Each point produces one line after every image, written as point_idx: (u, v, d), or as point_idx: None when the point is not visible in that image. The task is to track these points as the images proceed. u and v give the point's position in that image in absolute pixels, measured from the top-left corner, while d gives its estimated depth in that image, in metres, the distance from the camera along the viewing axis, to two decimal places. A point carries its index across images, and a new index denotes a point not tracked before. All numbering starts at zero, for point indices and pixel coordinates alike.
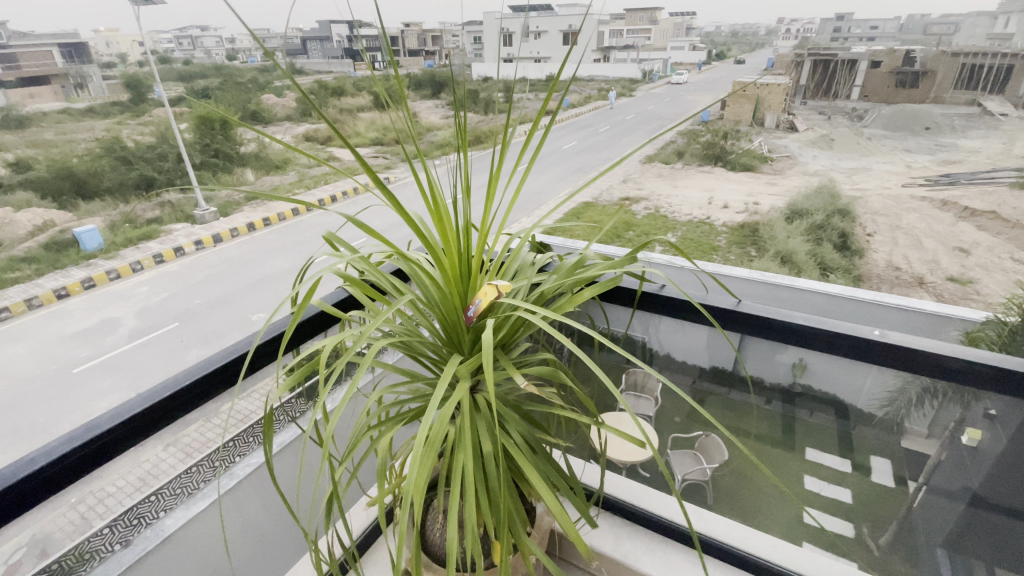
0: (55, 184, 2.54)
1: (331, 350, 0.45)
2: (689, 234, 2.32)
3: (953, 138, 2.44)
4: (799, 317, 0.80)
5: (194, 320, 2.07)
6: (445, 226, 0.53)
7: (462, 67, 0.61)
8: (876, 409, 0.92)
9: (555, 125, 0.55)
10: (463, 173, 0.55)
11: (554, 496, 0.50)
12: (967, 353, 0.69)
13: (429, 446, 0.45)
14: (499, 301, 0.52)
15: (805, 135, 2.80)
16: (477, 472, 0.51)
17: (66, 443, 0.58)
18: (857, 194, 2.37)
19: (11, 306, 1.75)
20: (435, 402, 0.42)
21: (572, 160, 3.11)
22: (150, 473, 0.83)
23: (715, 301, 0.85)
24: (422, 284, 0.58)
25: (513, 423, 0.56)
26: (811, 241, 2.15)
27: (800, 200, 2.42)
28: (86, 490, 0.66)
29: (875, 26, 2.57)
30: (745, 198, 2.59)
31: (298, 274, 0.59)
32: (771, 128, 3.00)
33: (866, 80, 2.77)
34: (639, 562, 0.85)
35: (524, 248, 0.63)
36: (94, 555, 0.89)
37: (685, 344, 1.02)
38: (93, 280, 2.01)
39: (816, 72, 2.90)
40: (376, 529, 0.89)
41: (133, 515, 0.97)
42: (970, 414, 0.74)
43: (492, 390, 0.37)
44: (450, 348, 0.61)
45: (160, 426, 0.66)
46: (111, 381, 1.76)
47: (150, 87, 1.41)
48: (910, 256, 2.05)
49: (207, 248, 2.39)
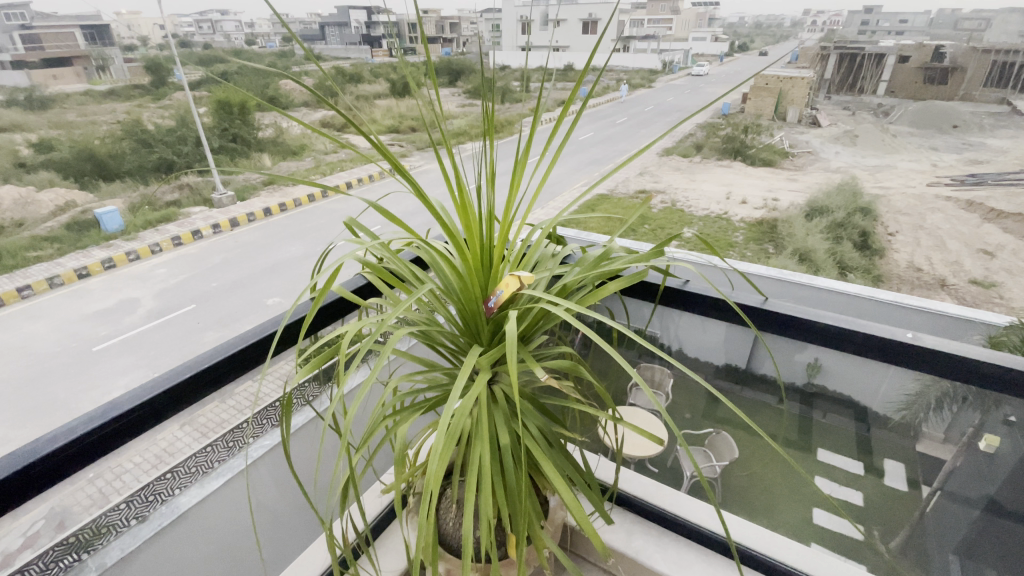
0: (78, 165, 2.41)
1: (351, 336, 0.45)
2: (705, 229, 2.32)
3: (982, 137, 2.31)
4: (825, 316, 0.78)
5: (210, 302, 2.11)
6: (468, 214, 0.53)
7: (484, 54, 0.62)
8: (894, 411, 0.91)
9: (582, 114, 0.54)
10: (486, 161, 0.55)
11: (570, 490, 0.50)
12: (993, 357, 0.67)
13: (447, 436, 0.46)
14: (521, 293, 0.52)
15: (829, 131, 2.67)
16: (494, 463, 0.51)
17: (84, 424, 0.59)
18: (879, 193, 2.29)
19: (34, 284, 1.75)
20: (457, 392, 0.42)
21: (588, 152, 3.04)
22: (167, 449, 0.85)
23: (741, 299, 0.84)
24: (443, 273, 0.58)
25: (530, 416, 0.56)
26: (830, 239, 2.11)
27: (820, 196, 2.35)
28: (104, 467, 0.68)
29: (906, 19, 2.42)
30: (763, 194, 2.53)
31: (319, 259, 0.59)
32: (794, 124, 2.82)
33: (894, 76, 2.59)
34: (652, 559, 0.85)
35: (545, 241, 0.62)
36: (111, 528, 0.93)
37: (702, 340, 1.01)
38: (114, 260, 1.96)
39: (842, 67, 2.69)
40: (389, 515, 0.91)
41: (150, 491, 0.98)
42: (989, 420, 0.73)
43: (514, 384, 0.37)
44: (469, 338, 0.61)
45: (181, 405, 0.68)
46: (129, 360, 1.76)
47: (172, 69, 1.39)
48: (932, 257, 1.99)
49: (224, 232, 2.41)
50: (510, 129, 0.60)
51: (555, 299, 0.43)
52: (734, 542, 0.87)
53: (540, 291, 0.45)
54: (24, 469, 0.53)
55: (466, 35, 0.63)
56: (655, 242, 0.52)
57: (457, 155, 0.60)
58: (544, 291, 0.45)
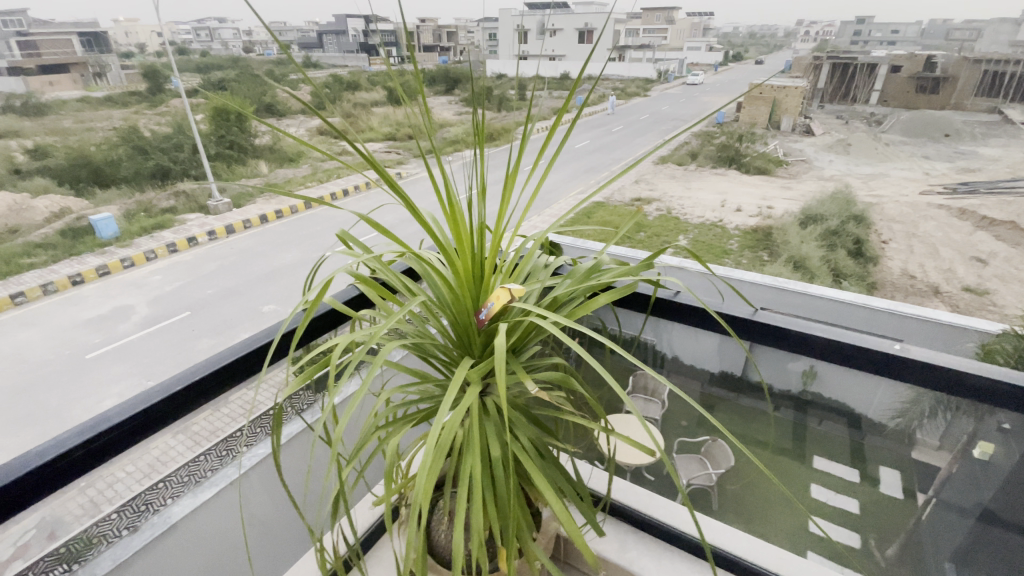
0: (74, 172, 2.23)
1: (342, 348, 0.45)
2: (700, 236, 2.32)
3: (973, 146, 2.29)
4: (814, 328, 0.80)
5: (206, 309, 2.01)
6: (458, 225, 0.54)
7: (478, 63, 0.65)
8: (888, 419, 0.91)
9: (573, 124, 0.57)
10: (478, 173, 0.56)
11: (562, 502, 0.51)
12: (984, 370, 0.69)
13: (438, 448, 0.46)
14: (513, 305, 0.53)
15: (822, 139, 2.66)
16: (486, 475, 0.52)
17: (73, 437, 0.59)
18: (873, 201, 2.28)
19: (27, 291, 1.75)
20: (446, 404, 0.42)
21: (584, 160, 3.03)
22: (160, 458, 0.85)
23: (728, 309, 0.86)
24: (434, 284, 0.58)
25: (522, 427, 0.56)
26: (824, 247, 2.12)
27: (813, 204, 2.35)
28: (96, 475, 0.67)
29: (898, 30, 2.28)
30: (758, 201, 2.51)
31: (311, 269, 0.60)
32: (786, 132, 2.80)
33: (885, 85, 2.58)
34: (644, 568, 0.86)
35: (538, 250, 0.64)
36: (102, 539, 0.93)
37: (696, 347, 1.02)
38: (108, 267, 1.94)
39: (834, 77, 2.65)
40: (379, 527, 0.91)
41: (140, 502, 0.98)
42: (983, 427, 0.74)
43: (502, 397, 0.37)
44: (461, 350, 0.61)
45: (170, 417, 0.68)
46: (122, 368, 1.68)
47: (168, 78, 1.37)
48: (925, 264, 2.00)
49: (220, 239, 2.28)
50: (503, 136, 0.67)
51: (544, 313, 0.44)
52: (705, 540, 0.88)
53: (531, 304, 0.45)
54: (11, 484, 0.53)
55: (462, 44, 0.67)
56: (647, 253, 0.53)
57: (448, 165, 0.62)
58: (536, 303, 0.46)
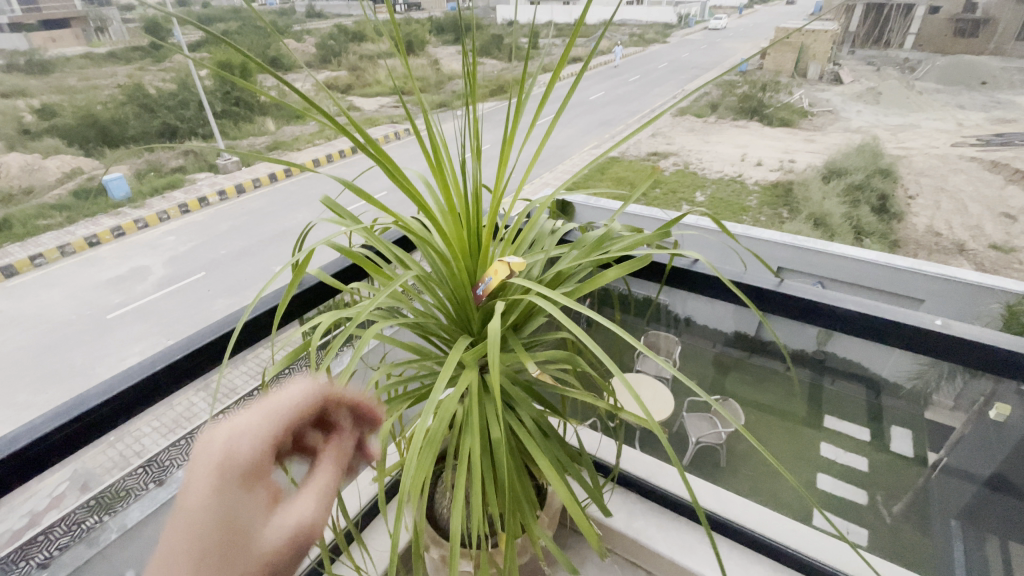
0: (83, 131, 1.60)
1: (329, 328, 0.49)
2: (719, 193, 2.24)
3: (1012, 95, 2.09)
4: (845, 300, 0.78)
5: (222, 269, 2.04)
6: (444, 179, 0.56)
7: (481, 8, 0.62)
8: (904, 380, 0.90)
9: (577, 73, 0.56)
10: (471, 135, 0.61)
11: (559, 480, 0.53)
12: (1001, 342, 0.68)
13: (437, 424, 0.50)
14: (510, 280, 0.55)
15: (851, 88, 2.30)
16: (484, 451, 0.56)
17: (55, 418, 0.58)
18: (901, 153, 2.09)
19: (46, 252, 1.59)
20: (442, 383, 0.46)
21: (599, 113, 2.84)
22: (182, 416, 0.88)
23: (755, 280, 0.84)
24: (431, 257, 0.62)
25: (523, 408, 0.60)
26: (847, 203, 2.03)
27: (839, 158, 2.16)
28: (120, 432, 0.69)
29: None
30: (780, 154, 2.31)
31: (297, 239, 0.67)
32: (813, 81, 2.39)
33: (923, 27, 2.16)
34: (652, 539, 0.90)
35: (542, 216, 0.65)
36: (129, 493, 0.98)
37: (712, 313, 1.02)
38: (121, 228, 1.76)
39: (867, 18, 2.21)
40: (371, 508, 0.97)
41: (161, 460, 1.01)
42: (1001, 388, 0.72)
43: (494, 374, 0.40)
44: (459, 328, 0.66)
45: (184, 379, 0.69)
46: (142, 328, 1.71)
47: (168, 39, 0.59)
48: (952, 221, 1.92)
49: (230, 200, 2.08)
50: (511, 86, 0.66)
51: (543, 292, 0.44)
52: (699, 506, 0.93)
53: (529, 282, 0.47)
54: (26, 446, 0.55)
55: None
56: (659, 224, 0.53)
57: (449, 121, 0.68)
58: (534, 281, 0.47)
